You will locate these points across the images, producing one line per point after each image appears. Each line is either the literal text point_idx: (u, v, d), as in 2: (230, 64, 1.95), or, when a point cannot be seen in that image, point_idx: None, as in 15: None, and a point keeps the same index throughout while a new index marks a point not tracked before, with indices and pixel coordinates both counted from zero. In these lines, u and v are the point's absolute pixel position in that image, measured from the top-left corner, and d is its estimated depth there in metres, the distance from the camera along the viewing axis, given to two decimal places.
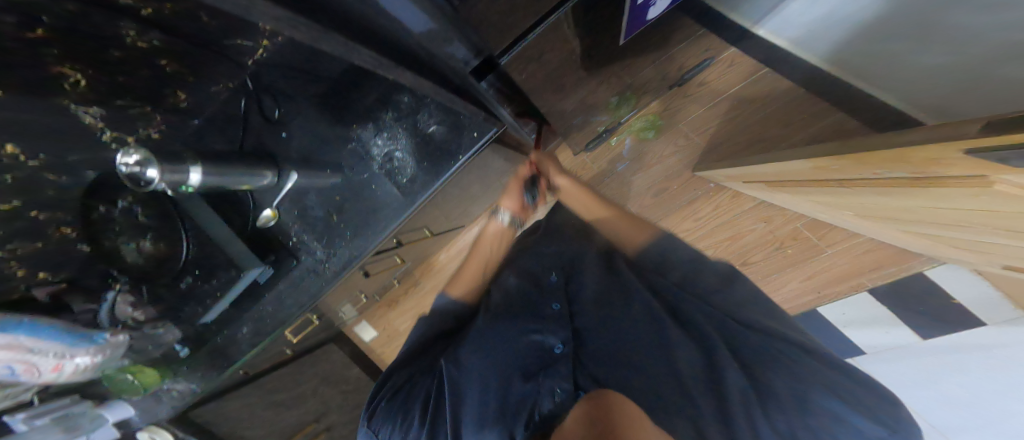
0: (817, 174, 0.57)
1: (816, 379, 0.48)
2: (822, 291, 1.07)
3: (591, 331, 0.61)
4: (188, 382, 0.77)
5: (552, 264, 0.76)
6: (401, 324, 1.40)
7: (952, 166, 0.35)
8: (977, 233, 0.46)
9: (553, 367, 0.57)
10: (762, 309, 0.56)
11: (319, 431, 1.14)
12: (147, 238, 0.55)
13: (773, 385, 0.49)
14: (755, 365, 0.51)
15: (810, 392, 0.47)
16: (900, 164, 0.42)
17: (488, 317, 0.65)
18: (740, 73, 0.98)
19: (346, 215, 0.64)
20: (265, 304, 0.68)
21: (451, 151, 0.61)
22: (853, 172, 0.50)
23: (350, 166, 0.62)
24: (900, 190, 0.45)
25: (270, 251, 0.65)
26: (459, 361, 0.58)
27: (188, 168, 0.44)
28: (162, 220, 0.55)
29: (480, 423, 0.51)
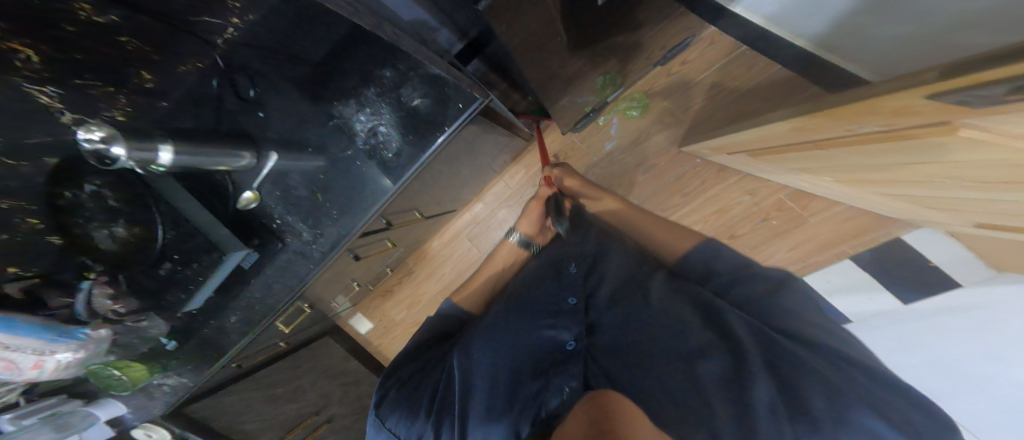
0: (799, 136, 0.56)
1: (853, 391, 0.35)
2: (809, 260, 0.99)
3: (610, 328, 0.52)
4: (178, 376, 0.77)
5: (574, 255, 0.67)
6: (398, 315, 1.37)
7: (920, 114, 0.36)
8: (951, 189, 0.47)
9: (562, 366, 0.50)
10: (804, 312, 0.43)
11: (321, 423, 1.14)
12: (120, 224, 0.53)
13: (803, 388, 0.36)
14: (785, 366, 0.38)
15: (850, 408, 0.34)
16: (871, 116, 0.42)
17: (501, 310, 0.58)
18: (720, 51, 0.94)
19: (331, 193, 0.66)
20: (253, 287, 0.69)
21: (436, 122, 0.61)
22: (829, 130, 0.50)
23: (333, 146, 0.66)
24: (875, 143, 0.46)
25: (254, 235, 0.65)
26: (470, 351, 0.52)
27: (157, 147, 0.44)
28: (138, 206, 0.54)
29: (487, 415, 0.46)
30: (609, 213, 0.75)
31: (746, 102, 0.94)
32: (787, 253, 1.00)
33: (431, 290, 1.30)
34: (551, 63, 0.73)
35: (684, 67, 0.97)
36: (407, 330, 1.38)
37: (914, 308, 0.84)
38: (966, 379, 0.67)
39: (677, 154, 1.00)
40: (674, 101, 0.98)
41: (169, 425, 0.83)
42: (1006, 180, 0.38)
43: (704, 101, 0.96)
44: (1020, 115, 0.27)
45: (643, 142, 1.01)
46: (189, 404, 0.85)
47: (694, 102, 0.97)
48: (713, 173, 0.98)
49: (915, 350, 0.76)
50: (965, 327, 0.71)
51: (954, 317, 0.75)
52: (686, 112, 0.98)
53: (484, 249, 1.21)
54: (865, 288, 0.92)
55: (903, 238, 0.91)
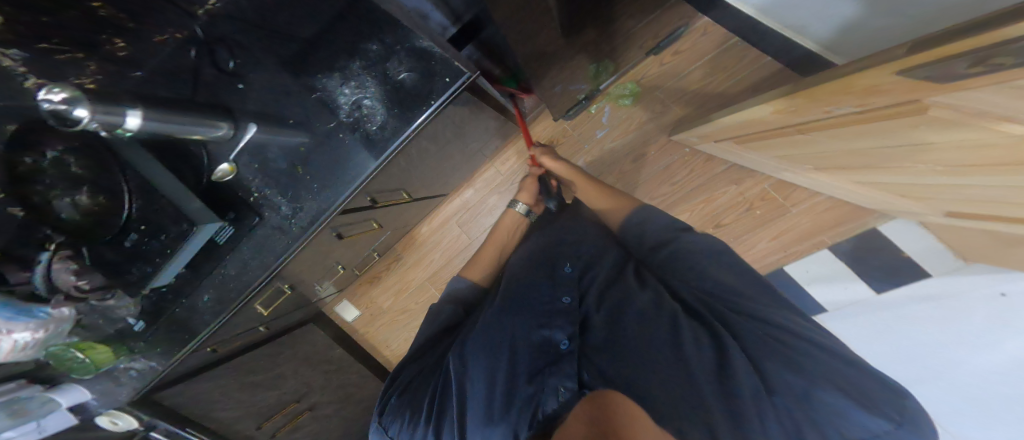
0: (779, 120, 0.58)
1: (815, 372, 0.42)
2: (787, 251, 1.00)
3: (599, 326, 0.55)
4: (146, 360, 0.73)
5: (570, 255, 0.68)
6: (385, 302, 1.34)
7: (891, 92, 0.37)
8: (920, 174, 0.48)
9: (558, 365, 0.51)
10: (763, 296, 0.50)
11: (300, 411, 1.11)
12: (84, 193, 0.50)
13: (776, 373, 0.43)
14: (761, 354, 0.45)
15: (813, 387, 0.41)
16: (845, 96, 0.43)
17: (496, 309, 0.58)
18: (710, 43, 0.94)
19: (312, 166, 0.62)
20: (228, 263, 0.66)
21: (422, 97, 0.59)
22: (807, 112, 0.51)
23: (315, 122, 0.61)
24: (850, 125, 0.46)
25: (229, 209, 0.62)
26: (465, 358, 0.53)
27: (125, 111, 0.41)
28: (104, 174, 0.51)
29: (487, 418, 0.47)
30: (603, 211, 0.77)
31: (735, 94, 0.95)
32: (767, 243, 1.02)
33: (418, 277, 1.28)
34: (545, 48, 0.71)
35: (676, 57, 0.96)
36: (394, 317, 1.35)
37: (882, 297, 0.87)
38: (924, 364, 0.75)
39: (666, 143, 1.01)
40: (666, 91, 0.98)
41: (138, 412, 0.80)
42: (998, 163, 0.37)
43: (695, 91, 0.97)
44: (984, 90, 0.28)
45: (633, 131, 1.02)
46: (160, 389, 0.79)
47: (687, 92, 0.98)
48: (701, 162, 1.00)
49: (883, 338, 0.83)
50: (924, 316, 0.77)
51: (921, 305, 0.79)
52: (677, 102, 0.98)
53: (474, 235, 1.19)
54: (841, 277, 0.94)
55: (879, 229, 0.91)
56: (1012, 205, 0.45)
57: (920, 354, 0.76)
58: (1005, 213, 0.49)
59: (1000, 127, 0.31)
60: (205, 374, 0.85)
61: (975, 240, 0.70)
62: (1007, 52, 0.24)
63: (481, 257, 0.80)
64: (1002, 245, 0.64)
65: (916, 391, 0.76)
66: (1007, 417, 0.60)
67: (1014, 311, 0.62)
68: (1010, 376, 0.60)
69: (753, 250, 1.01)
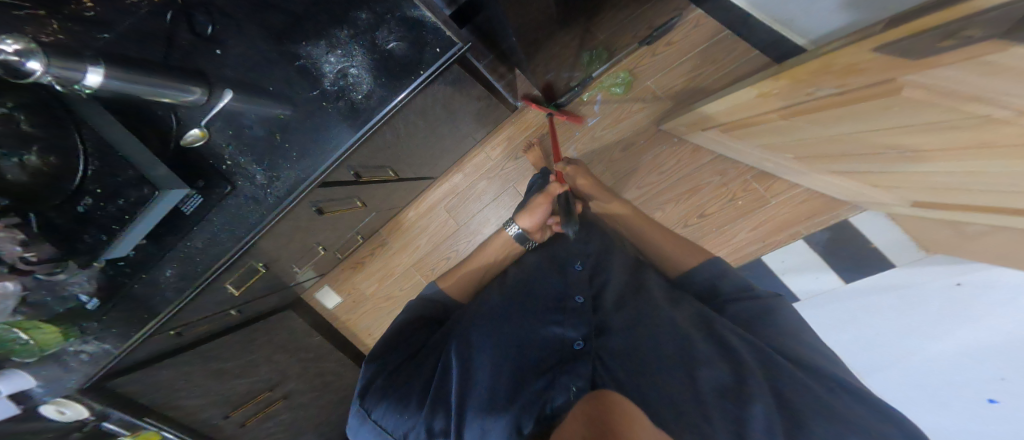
0: (763, 104, 0.58)
1: (842, 416, 0.38)
2: (766, 240, 1.01)
3: (618, 331, 0.53)
4: (99, 342, 0.67)
5: (581, 252, 0.70)
6: (368, 288, 1.30)
7: (866, 72, 0.37)
8: (892, 162, 0.50)
9: (572, 365, 0.50)
10: (803, 341, 0.47)
11: (275, 399, 1.03)
12: (33, 151, 0.45)
13: (805, 415, 0.38)
14: (783, 387, 0.41)
15: (841, 432, 0.36)
16: (827, 76, 0.43)
17: (501, 304, 0.61)
18: (701, 36, 0.94)
19: (293, 135, 0.57)
20: (196, 236, 0.61)
21: (412, 66, 0.56)
22: (791, 95, 0.51)
23: (296, 91, 0.56)
24: (832, 110, 0.46)
25: (199, 176, 0.56)
26: (472, 340, 0.54)
27: (86, 67, 0.38)
28: (55, 131, 0.46)
29: (488, 408, 0.47)
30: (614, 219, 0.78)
31: (722, 86, 0.95)
32: (749, 232, 1.02)
33: (403, 263, 1.25)
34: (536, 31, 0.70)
35: (669, 48, 0.96)
36: (377, 304, 1.32)
37: (851, 285, 0.90)
38: (887, 352, 0.76)
39: (656, 133, 1.01)
40: (657, 81, 0.98)
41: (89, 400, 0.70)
42: (958, 147, 0.37)
43: (685, 82, 0.97)
44: (953, 68, 0.28)
45: (624, 121, 1.01)
46: (121, 375, 0.72)
47: (678, 83, 0.98)
48: (688, 152, 1.00)
49: (851, 326, 0.84)
50: (891, 308, 0.80)
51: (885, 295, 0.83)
52: (669, 92, 0.98)
53: (462, 222, 1.17)
54: (812, 268, 0.97)
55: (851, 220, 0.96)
56: (978, 192, 0.46)
57: (881, 341, 0.78)
58: (980, 203, 0.50)
59: (965, 107, 0.31)
60: (172, 361, 0.79)
61: (940, 235, 0.75)
62: (980, 23, 0.24)
63: (460, 271, 0.74)
64: (958, 240, 0.71)
65: (876, 378, 0.77)
66: (955, 396, 0.62)
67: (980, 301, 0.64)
68: (970, 357, 0.61)
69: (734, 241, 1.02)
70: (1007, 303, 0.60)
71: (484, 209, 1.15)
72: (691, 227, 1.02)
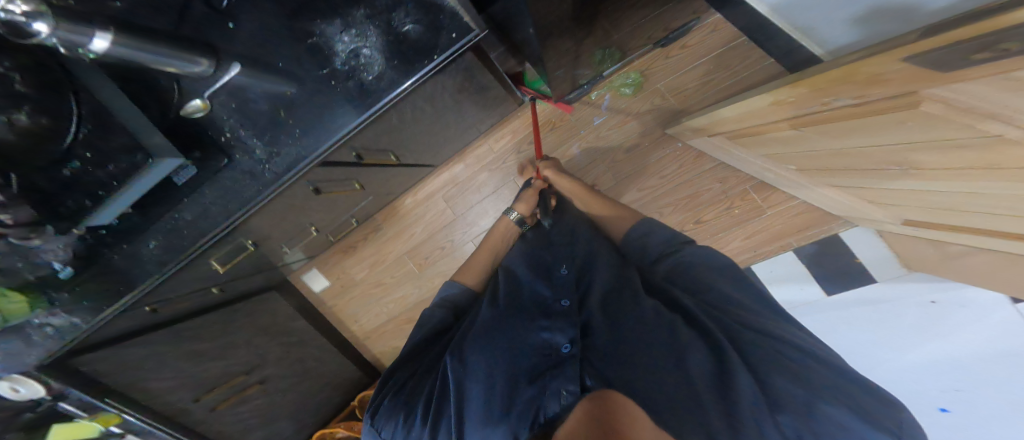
0: (770, 114, 0.57)
1: (810, 379, 0.40)
2: (759, 250, 1.01)
3: (602, 330, 0.53)
4: (68, 315, 0.63)
5: (564, 256, 0.69)
6: (358, 273, 1.27)
7: (890, 83, 0.35)
8: (891, 178, 0.51)
9: (559, 368, 0.50)
10: (756, 307, 0.50)
11: (250, 383, 0.99)
12: (25, 111, 0.41)
13: (777, 384, 0.40)
14: (761, 364, 0.42)
15: (815, 399, 0.38)
16: (845, 85, 0.40)
17: (496, 312, 0.60)
18: (716, 41, 0.93)
19: (298, 111, 0.53)
20: (185, 208, 0.57)
21: (426, 51, 0.52)
22: (803, 105, 0.49)
23: (305, 69, 0.51)
24: (847, 119, 0.45)
25: (196, 146, 0.53)
26: (466, 358, 0.53)
27: (92, 32, 0.35)
28: (53, 95, 0.43)
29: (486, 418, 0.47)
30: (601, 218, 0.78)
31: (732, 94, 0.94)
32: (741, 241, 1.01)
33: (396, 250, 1.23)
34: (550, 29, 0.67)
35: (682, 51, 0.95)
36: (366, 291, 1.29)
37: (832, 298, 0.91)
38: (859, 362, 0.81)
39: (661, 136, 1.01)
40: (667, 84, 0.97)
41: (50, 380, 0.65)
42: (963, 165, 0.38)
43: (695, 87, 0.96)
44: (981, 82, 0.27)
45: (630, 121, 1.00)
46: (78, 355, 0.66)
47: (688, 87, 0.96)
48: (691, 158, 1.00)
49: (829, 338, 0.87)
50: (864, 321, 0.85)
51: (861, 310, 0.86)
52: (677, 96, 0.97)
53: (460, 212, 1.15)
54: (798, 279, 0.97)
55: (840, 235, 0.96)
56: (974, 213, 0.47)
57: (852, 353, 0.83)
58: (970, 224, 0.52)
59: (981, 125, 0.31)
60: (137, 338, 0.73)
61: (924, 254, 0.77)
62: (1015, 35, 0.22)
63: (470, 267, 0.77)
64: (941, 260, 0.74)
65: None
66: (910, 404, 0.72)
67: (953, 315, 0.73)
68: (930, 369, 0.72)
69: (727, 248, 1.02)
70: (969, 331, 0.69)
71: (481, 200, 1.13)
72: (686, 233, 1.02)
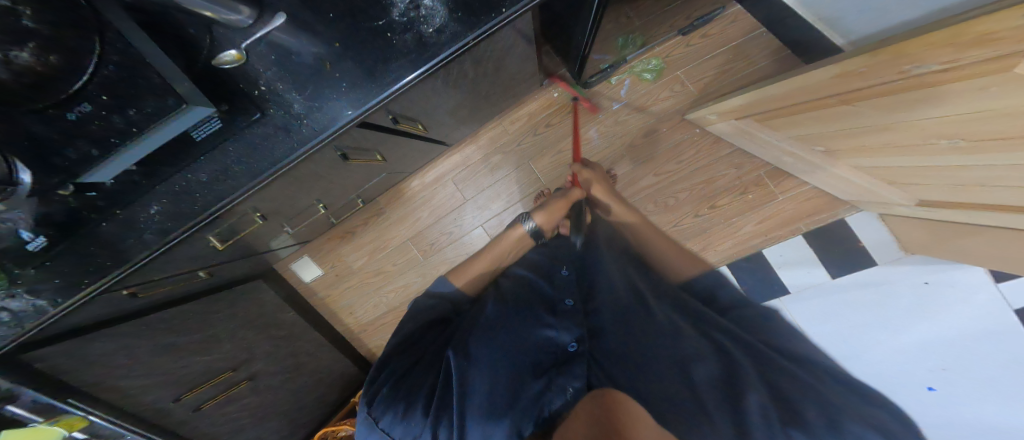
0: (829, 89, 0.56)
1: (836, 401, 0.37)
2: (771, 234, 1.03)
3: (611, 331, 0.51)
4: (30, 297, 0.51)
5: (563, 258, 0.69)
6: (357, 261, 1.20)
7: (1001, 42, 0.30)
8: (924, 156, 0.53)
9: (568, 367, 0.49)
10: (796, 337, 0.46)
11: (238, 381, 0.90)
12: (27, 49, 0.37)
13: (799, 402, 0.37)
14: (784, 382, 0.40)
15: (840, 415, 0.35)
16: (941, 49, 0.37)
17: (499, 309, 0.58)
18: (735, 31, 0.97)
19: (345, 64, 0.48)
20: (200, 168, 0.51)
21: (494, 3, 0.47)
22: (881, 74, 0.46)
23: (361, 20, 0.48)
24: (892, 95, 0.47)
25: (223, 98, 0.48)
26: (470, 353, 0.50)
27: None
28: (70, 34, 0.39)
29: (488, 415, 0.44)
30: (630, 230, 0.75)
31: (748, 83, 0.98)
32: (754, 225, 1.04)
33: (400, 235, 1.17)
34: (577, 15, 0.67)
35: (702, 40, 0.98)
36: (365, 279, 1.22)
37: (837, 280, 0.95)
38: (857, 342, 0.88)
39: (679, 122, 1.02)
40: (687, 71, 0.99)
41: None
42: (999, 135, 0.39)
43: (714, 76, 0.99)
44: None
45: (649, 107, 1.02)
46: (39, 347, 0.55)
47: (707, 74, 0.99)
48: (707, 144, 1.02)
49: (833, 321, 0.91)
50: (862, 299, 0.90)
51: (862, 292, 0.91)
52: (696, 84, 1.00)
53: (469, 195, 1.12)
54: (806, 263, 0.99)
55: (845, 220, 0.99)
56: (1002, 188, 0.49)
57: (855, 336, 0.88)
58: (991, 200, 0.54)
59: None
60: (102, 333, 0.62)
61: (920, 235, 0.83)
62: None
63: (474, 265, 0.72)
64: (938, 241, 0.78)
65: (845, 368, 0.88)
66: (903, 386, 0.79)
67: (948, 298, 0.79)
68: (919, 351, 0.79)
69: (739, 234, 1.05)
70: (965, 314, 0.75)
71: (495, 182, 1.10)
72: (701, 218, 1.04)
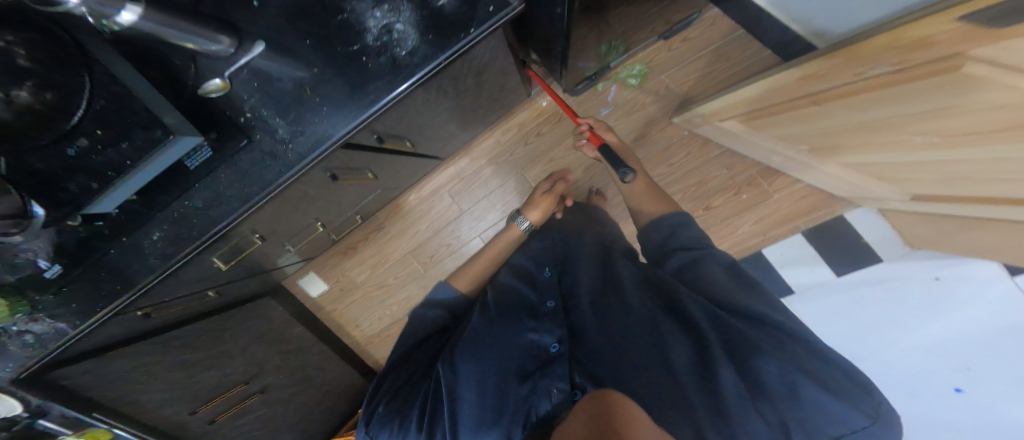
0: (798, 89, 0.56)
1: (796, 367, 0.40)
2: (768, 234, 1.02)
3: (591, 329, 0.54)
4: (51, 320, 0.56)
5: (547, 260, 0.71)
6: (359, 275, 1.23)
7: (939, 45, 0.31)
8: (903, 152, 0.52)
9: (549, 366, 0.51)
10: (757, 293, 0.47)
11: (249, 394, 0.93)
12: (24, 88, 0.41)
13: (761, 370, 0.41)
14: (752, 354, 0.42)
15: (800, 383, 0.39)
16: (887, 52, 0.37)
17: (485, 315, 0.59)
18: (716, 34, 0.97)
19: (323, 88, 0.51)
20: (196, 194, 0.54)
21: (462, 24, 0.49)
22: (839, 76, 0.47)
23: (336, 46, 0.50)
24: (851, 96, 0.47)
25: (212, 127, 0.52)
26: (456, 365, 0.51)
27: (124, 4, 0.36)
28: (59, 70, 0.42)
29: (480, 424, 0.47)
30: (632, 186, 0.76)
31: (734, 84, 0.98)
32: (750, 226, 1.02)
33: (400, 248, 1.20)
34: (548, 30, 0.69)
35: (684, 44, 0.98)
36: (367, 293, 1.25)
37: (843, 278, 0.93)
38: (868, 342, 0.84)
39: (667, 126, 1.02)
40: (671, 75, 1.00)
41: (25, 394, 0.59)
42: (968, 130, 0.38)
43: (697, 78, 0.99)
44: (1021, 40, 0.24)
45: (636, 112, 1.02)
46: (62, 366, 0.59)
47: (691, 78, 0.99)
48: (697, 146, 1.02)
49: (840, 320, 0.90)
50: (866, 298, 0.88)
51: (868, 289, 0.89)
52: (681, 87, 1.00)
53: (466, 207, 1.14)
54: (807, 261, 0.98)
55: (846, 216, 0.97)
56: (988, 181, 0.48)
57: (861, 336, 0.86)
58: (983, 193, 0.53)
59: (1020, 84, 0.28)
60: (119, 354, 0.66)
61: (924, 232, 0.80)
62: None
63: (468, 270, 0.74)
64: (942, 235, 0.75)
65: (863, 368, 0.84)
66: (925, 385, 0.74)
67: (957, 295, 0.76)
68: (941, 348, 0.75)
69: (734, 234, 1.03)
70: (976, 312, 0.72)
71: (486, 193, 1.12)
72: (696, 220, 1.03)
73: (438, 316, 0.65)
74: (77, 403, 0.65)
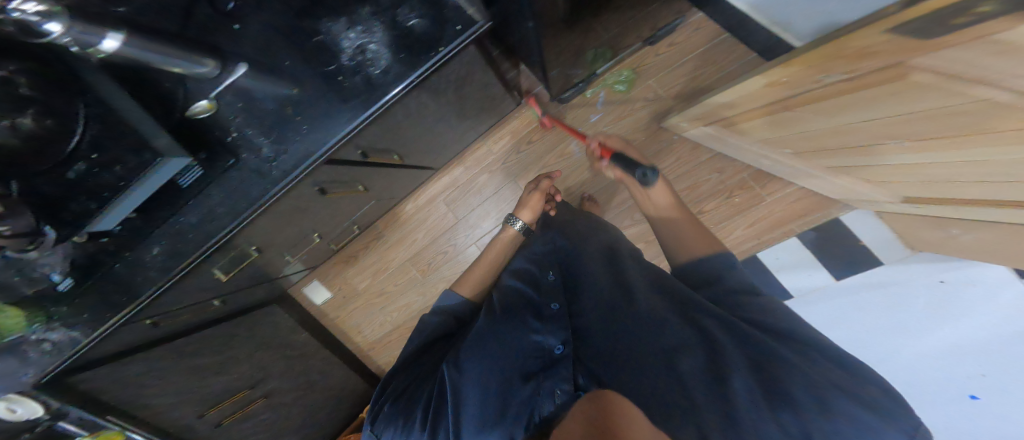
0: (766, 95, 0.56)
1: (819, 377, 0.38)
2: (762, 238, 1.00)
3: (599, 333, 0.54)
4: (65, 328, 0.60)
5: (549, 262, 0.71)
6: (360, 283, 1.26)
7: (879, 55, 0.31)
8: (882, 155, 0.51)
9: (553, 369, 0.52)
10: (772, 304, 0.47)
11: (253, 398, 0.96)
12: (27, 114, 0.41)
13: (781, 376, 0.39)
14: (770, 360, 0.40)
15: (825, 391, 0.36)
16: (835, 61, 0.37)
17: (490, 317, 0.58)
18: (701, 38, 0.97)
19: (304, 107, 0.53)
20: (190, 211, 0.57)
21: (430, 43, 0.51)
22: (800, 83, 0.47)
23: (313, 66, 0.53)
24: (819, 101, 0.46)
25: (201, 148, 0.55)
26: (461, 364, 0.51)
27: (104, 32, 0.36)
28: (58, 96, 0.44)
29: (482, 425, 0.47)
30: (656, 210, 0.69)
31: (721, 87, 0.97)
32: (744, 230, 1.00)
33: (398, 256, 1.22)
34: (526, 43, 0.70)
35: (670, 49, 0.98)
36: (367, 300, 1.28)
37: (842, 283, 0.91)
38: (877, 350, 0.82)
39: (656, 131, 1.02)
40: (658, 80, 1.00)
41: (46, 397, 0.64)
42: (939, 135, 0.38)
43: (684, 83, 0.99)
44: (962, 47, 0.24)
45: (625, 118, 1.02)
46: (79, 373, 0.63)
47: (678, 82, 0.99)
48: (687, 151, 1.01)
49: (845, 325, 0.87)
50: (871, 302, 0.86)
51: (872, 293, 0.87)
52: (669, 91, 1.00)
53: (461, 215, 1.16)
54: (806, 265, 0.96)
55: (842, 219, 0.95)
56: (972, 183, 0.46)
57: (867, 342, 0.83)
58: (974, 196, 0.51)
59: (971, 90, 0.27)
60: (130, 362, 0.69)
61: (927, 236, 0.77)
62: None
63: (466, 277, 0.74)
64: (943, 237, 0.73)
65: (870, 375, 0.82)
66: (938, 393, 0.71)
67: (969, 295, 0.74)
68: (957, 355, 0.71)
69: (728, 238, 1.01)
70: (988, 312, 0.70)
71: (479, 200, 1.14)
72: None
73: (443, 321, 0.66)
74: (90, 407, 0.69)
